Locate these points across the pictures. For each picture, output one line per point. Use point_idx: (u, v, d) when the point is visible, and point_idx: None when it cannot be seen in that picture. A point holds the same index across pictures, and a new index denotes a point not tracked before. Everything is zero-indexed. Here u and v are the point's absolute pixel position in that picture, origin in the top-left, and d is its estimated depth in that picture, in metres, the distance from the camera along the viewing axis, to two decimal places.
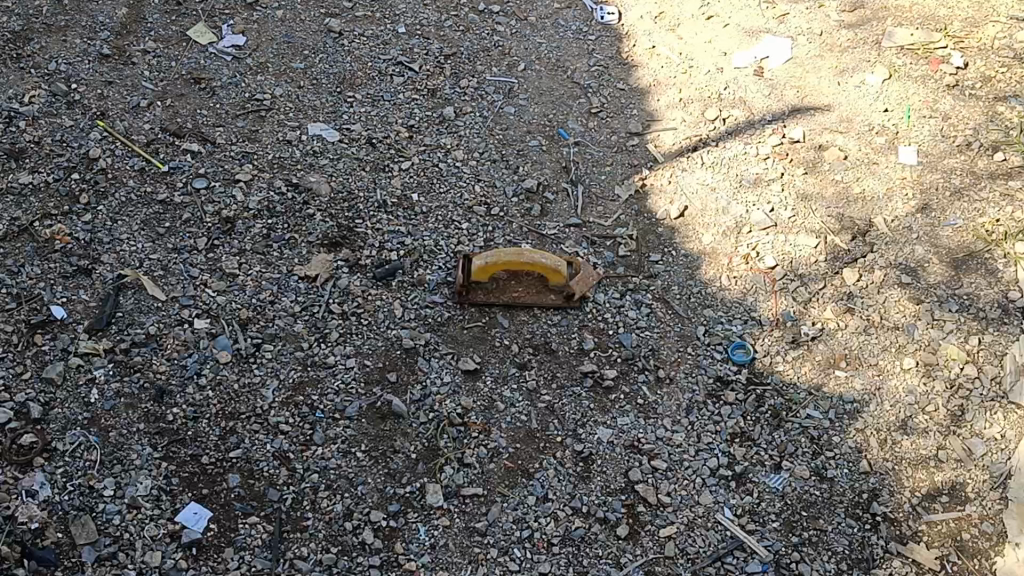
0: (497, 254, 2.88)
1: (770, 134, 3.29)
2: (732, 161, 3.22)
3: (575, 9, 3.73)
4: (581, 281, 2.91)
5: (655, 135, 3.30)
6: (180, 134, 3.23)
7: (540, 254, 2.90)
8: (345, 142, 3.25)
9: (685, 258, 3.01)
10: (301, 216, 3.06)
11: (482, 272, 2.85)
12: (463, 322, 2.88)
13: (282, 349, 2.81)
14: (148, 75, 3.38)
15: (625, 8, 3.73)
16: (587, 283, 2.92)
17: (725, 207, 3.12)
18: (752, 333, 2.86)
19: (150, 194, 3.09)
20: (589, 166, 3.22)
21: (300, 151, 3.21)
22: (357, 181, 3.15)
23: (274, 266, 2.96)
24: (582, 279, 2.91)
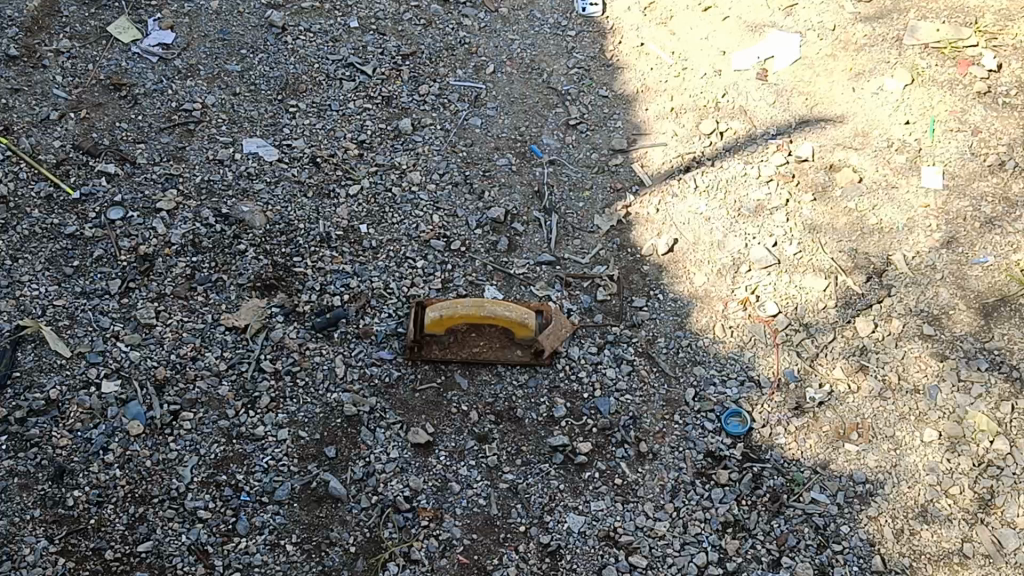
0: (453, 306, 2.47)
1: (773, 151, 2.87)
2: (730, 185, 2.81)
3: None
4: (552, 336, 2.51)
5: (641, 152, 2.88)
6: (95, 152, 2.81)
7: (504, 305, 2.49)
8: (285, 161, 2.83)
9: (674, 304, 2.62)
10: (231, 252, 2.66)
11: (436, 329, 2.45)
12: (415, 382, 2.49)
13: (203, 418, 2.43)
14: (62, 81, 2.95)
15: None
16: (558, 338, 2.52)
17: (720, 241, 2.71)
18: (749, 397, 2.47)
19: (57, 226, 2.68)
20: (565, 190, 2.80)
21: (232, 173, 2.80)
22: (297, 210, 2.74)
23: (199, 314, 2.57)
24: (553, 334, 2.52)
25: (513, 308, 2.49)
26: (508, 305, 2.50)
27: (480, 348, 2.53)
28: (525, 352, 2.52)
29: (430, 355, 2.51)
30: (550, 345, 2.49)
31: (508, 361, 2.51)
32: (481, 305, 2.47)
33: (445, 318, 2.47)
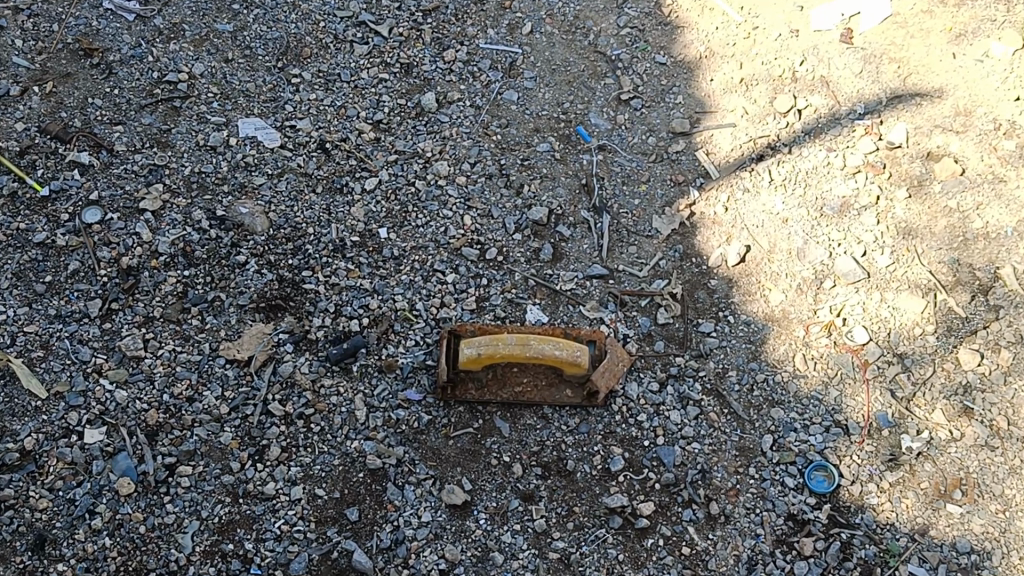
0: (493, 343, 2.10)
1: (861, 135, 2.45)
2: (811, 178, 2.40)
3: None
4: (607, 374, 2.15)
5: (705, 135, 2.49)
6: (64, 137, 2.39)
7: (551, 341, 2.11)
8: (289, 146, 2.43)
9: (747, 328, 2.25)
10: (229, 264, 2.27)
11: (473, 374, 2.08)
12: (448, 429, 2.15)
13: (204, 473, 2.09)
14: (24, 49, 2.52)
15: None
16: (614, 375, 2.16)
17: (800, 249, 2.32)
18: (835, 446, 2.14)
19: (24, 232, 2.28)
20: (617, 184, 2.41)
21: (227, 162, 2.39)
22: (305, 210, 2.34)
23: (194, 343, 2.20)
24: (608, 372, 2.15)
25: (562, 344, 2.11)
26: (556, 340, 2.12)
27: (523, 386, 2.17)
28: (576, 391, 2.17)
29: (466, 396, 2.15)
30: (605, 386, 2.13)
31: (557, 401, 2.16)
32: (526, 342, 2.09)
33: (483, 359, 2.10)
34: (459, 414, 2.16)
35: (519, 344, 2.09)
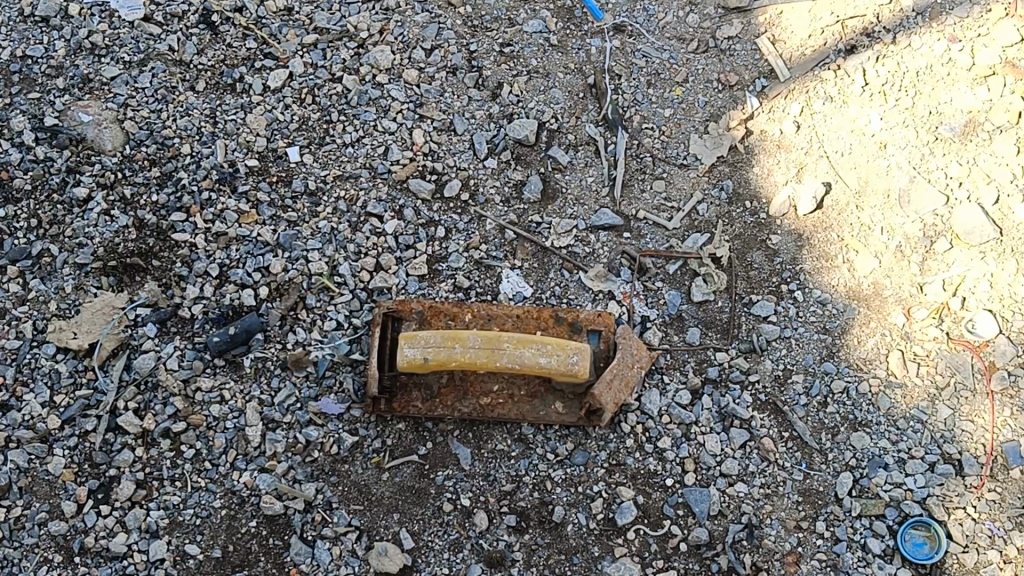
0: (445, 344, 1.38)
1: (999, 19, 1.68)
2: (922, 83, 1.64)
3: None
4: (616, 385, 1.44)
5: (771, 15, 1.74)
6: None
7: (530, 341, 1.40)
8: (156, 19, 1.69)
9: (821, 311, 1.55)
10: (65, 199, 1.55)
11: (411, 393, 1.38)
12: (382, 457, 1.47)
13: (24, 518, 1.41)
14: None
15: None
16: (626, 385, 1.45)
17: (903, 191, 1.59)
18: (943, 493, 1.45)
19: None
20: (640, 86, 1.67)
21: (65, 45, 1.66)
22: (178, 116, 1.61)
23: (12, 321, 1.50)
24: (618, 381, 1.44)
25: (547, 347, 1.39)
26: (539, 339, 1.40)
27: (492, 396, 1.47)
28: (571, 404, 1.47)
29: (407, 411, 1.46)
30: (612, 403, 1.43)
31: (541, 419, 1.47)
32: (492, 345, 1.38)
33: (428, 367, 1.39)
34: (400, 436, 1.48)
35: (481, 347, 1.39)
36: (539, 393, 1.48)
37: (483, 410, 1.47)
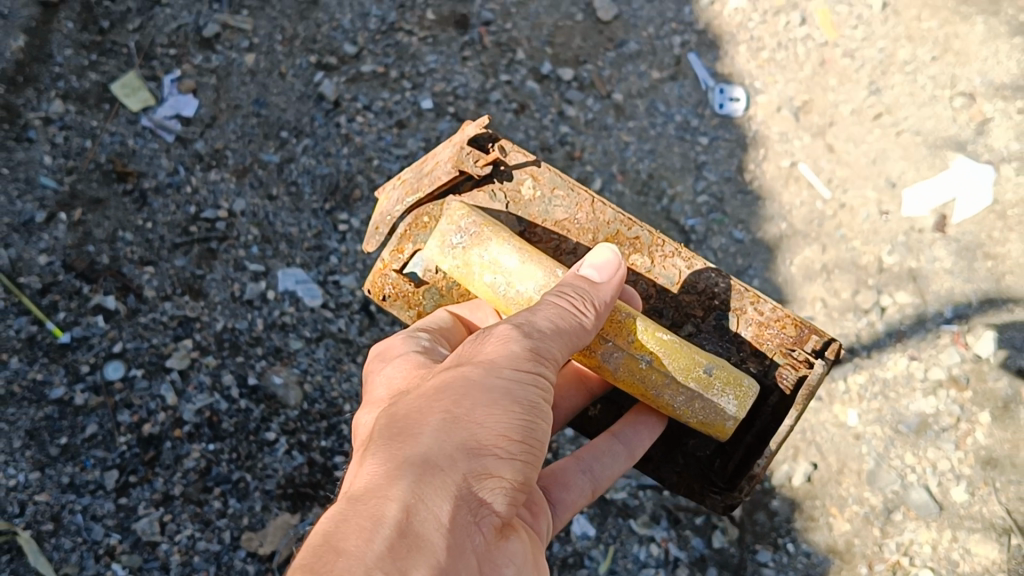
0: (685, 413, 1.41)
1: (946, 343, 2.25)
2: (889, 389, 2.24)
3: (681, 83, 2.60)
4: (415, 187, 1.58)
5: None
6: (91, 275, 2.21)
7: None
8: (331, 305, 2.28)
9: (807, 560, 2.10)
10: (258, 439, 2.12)
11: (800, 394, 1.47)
12: (722, 505, 1.55)
13: None
14: (41, 124, 2.34)
15: (760, 87, 2.61)
16: (429, 160, 1.61)
17: (871, 472, 2.15)
18: None
19: (43, 385, 2.10)
20: None
21: (262, 320, 2.24)
22: (342, 382, 2.21)
23: (215, 529, 2.03)
24: (441, 167, 1.57)
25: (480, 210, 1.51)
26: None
27: (732, 301, 1.53)
28: (509, 204, 1.59)
29: (750, 462, 1.51)
30: (453, 162, 1.55)
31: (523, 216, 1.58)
32: (474, 235, 1.44)
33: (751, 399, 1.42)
34: (693, 484, 1.57)
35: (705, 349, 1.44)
36: (691, 289, 1.54)
37: (730, 305, 1.53)
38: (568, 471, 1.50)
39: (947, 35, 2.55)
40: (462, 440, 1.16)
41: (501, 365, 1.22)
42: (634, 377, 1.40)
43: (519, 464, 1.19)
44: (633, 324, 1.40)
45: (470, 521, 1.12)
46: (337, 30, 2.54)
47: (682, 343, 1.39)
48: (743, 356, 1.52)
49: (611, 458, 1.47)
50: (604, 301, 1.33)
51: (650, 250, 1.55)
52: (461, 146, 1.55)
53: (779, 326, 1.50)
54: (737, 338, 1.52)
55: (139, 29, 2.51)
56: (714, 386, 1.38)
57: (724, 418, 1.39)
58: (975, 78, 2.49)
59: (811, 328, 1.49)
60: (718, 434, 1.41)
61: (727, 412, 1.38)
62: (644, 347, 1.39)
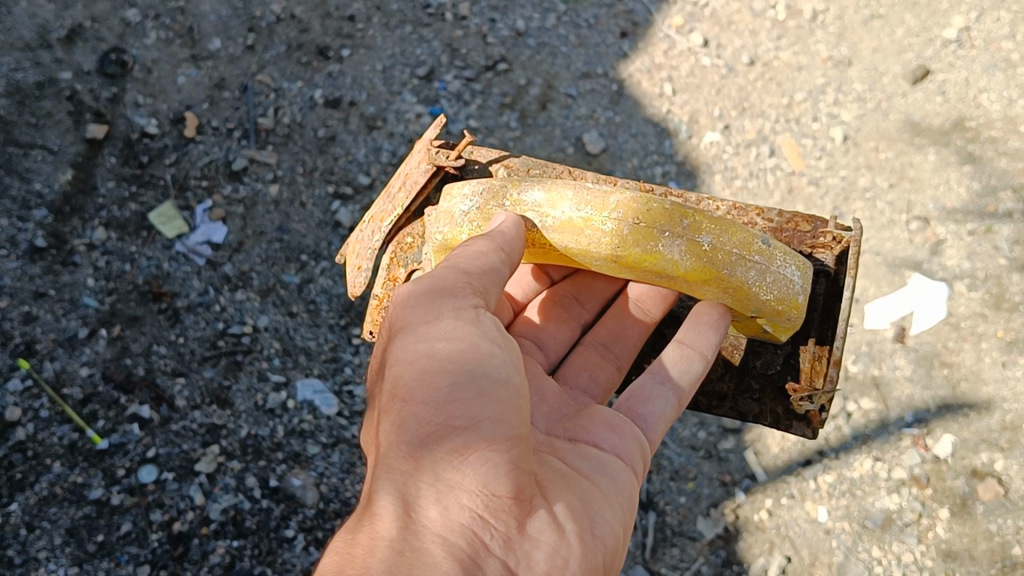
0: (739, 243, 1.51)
1: (907, 445, 2.48)
2: (856, 489, 2.45)
3: None
4: (392, 208, 1.75)
5: (755, 433, 2.59)
6: (128, 386, 2.44)
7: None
8: (345, 413, 2.53)
9: None
10: (278, 536, 2.31)
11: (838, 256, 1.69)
12: (825, 400, 1.66)
13: None
14: (85, 250, 2.60)
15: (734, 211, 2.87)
16: (400, 180, 1.78)
17: (840, 564, 2.37)
18: None
19: (82, 487, 2.30)
20: (665, 478, 2.52)
21: (283, 428, 2.46)
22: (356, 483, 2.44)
23: None
24: (414, 173, 1.74)
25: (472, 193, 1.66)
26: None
27: (740, 218, 1.72)
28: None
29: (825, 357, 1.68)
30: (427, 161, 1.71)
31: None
32: (483, 191, 1.58)
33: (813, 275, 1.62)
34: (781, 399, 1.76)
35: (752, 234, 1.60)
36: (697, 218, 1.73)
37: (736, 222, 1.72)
38: (651, 387, 1.60)
39: (902, 164, 2.83)
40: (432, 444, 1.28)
41: (444, 354, 1.35)
42: (702, 261, 1.48)
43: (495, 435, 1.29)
44: (683, 209, 1.49)
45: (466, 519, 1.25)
46: (352, 164, 2.82)
47: (731, 222, 1.52)
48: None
49: (685, 361, 1.60)
50: (511, 240, 1.49)
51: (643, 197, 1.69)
52: (430, 145, 1.71)
53: (793, 227, 1.73)
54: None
55: (174, 163, 2.78)
56: (775, 257, 1.53)
57: (795, 289, 1.55)
58: (929, 203, 2.76)
59: (820, 221, 1.72)
60: (795, 311, 1.55)
61: (796, 284, 1.55)
62: (699, 229, 1.48)
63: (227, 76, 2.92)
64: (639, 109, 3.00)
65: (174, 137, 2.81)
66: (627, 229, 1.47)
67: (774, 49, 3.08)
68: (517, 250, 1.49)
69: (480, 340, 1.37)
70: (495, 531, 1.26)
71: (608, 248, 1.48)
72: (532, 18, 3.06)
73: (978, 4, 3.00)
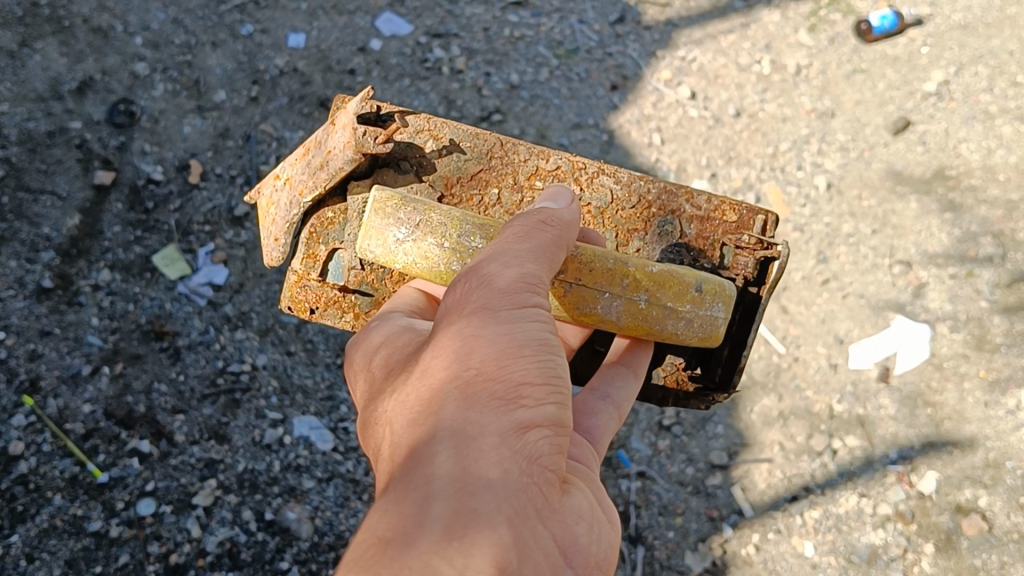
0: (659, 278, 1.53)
1: (892, 481, 2.53)
2: (842, 523, 2.51)
3: None
4: (313, 185, 1.70)
5: (743, 470, 2.63)
6: (129, 422, 2.50)
7: (537, 187, 1.75)
8: (340, 449, 2.59)
9: None
10: (273, 568, 2.37)
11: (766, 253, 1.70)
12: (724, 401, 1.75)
13: None
14: (90, 290, 2.68)
15: None
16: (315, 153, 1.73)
17: None
18: None
19: (82, 519, 2.35)
20: (653, 513, 2.58)
21: (279, 462, 2.52)
22: (350, 517, 2.49)
23: None
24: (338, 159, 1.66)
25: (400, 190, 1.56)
26: None
27: (669, 204, 1.75)
28: (418, 170, 1.75)
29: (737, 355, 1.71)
30: (353, 147, 1.64)
31: (437, 179, 1.74)
32: (419, 224, 1.49)
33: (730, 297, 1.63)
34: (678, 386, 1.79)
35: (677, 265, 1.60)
36: (626, 204, 1.75)
37: (666, 206, 1.74)
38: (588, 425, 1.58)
39: (885, 212, 2.91)
40: (490, 394, 1.19)
41: (508, 313, 1.27)
42: (635, 319, 1.52)
43: (550, 411, 1.22)
44: (625, 268, 1.52)
45: (528, 486, 1.15)
46: None
47: (668, 271, 1.53)
48: (696, 255, 1.72)
49: (620, 382, 1.62)
50: (569, 224, 1.48)
51: (575, 176, 1.76)
52: (354, 128, 1.64)
53: (719, 215, 1.74)
54: (684, 236, 1.73)
55: (179, 209, 2.88)
56: (703, 297, 1.54)
57: (717, 323, 1.56)
58: (911, 248, 2.83)
59: (748, 209, 1.74)
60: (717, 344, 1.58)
61: (720, 319, 1.55)
62: (637, 288, 1.51)
63: (231, 126, 3.03)
64: (629, 159, 3.10)
65: (178, 184, 2.91)
66: (568, 291, 1.51)
67: (760, 101, 3.18)
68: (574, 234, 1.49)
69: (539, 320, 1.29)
70: (545, 502, 1.18)
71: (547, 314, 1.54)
72: (525, 72, 3.18)
73: (956, 59, 3.12)
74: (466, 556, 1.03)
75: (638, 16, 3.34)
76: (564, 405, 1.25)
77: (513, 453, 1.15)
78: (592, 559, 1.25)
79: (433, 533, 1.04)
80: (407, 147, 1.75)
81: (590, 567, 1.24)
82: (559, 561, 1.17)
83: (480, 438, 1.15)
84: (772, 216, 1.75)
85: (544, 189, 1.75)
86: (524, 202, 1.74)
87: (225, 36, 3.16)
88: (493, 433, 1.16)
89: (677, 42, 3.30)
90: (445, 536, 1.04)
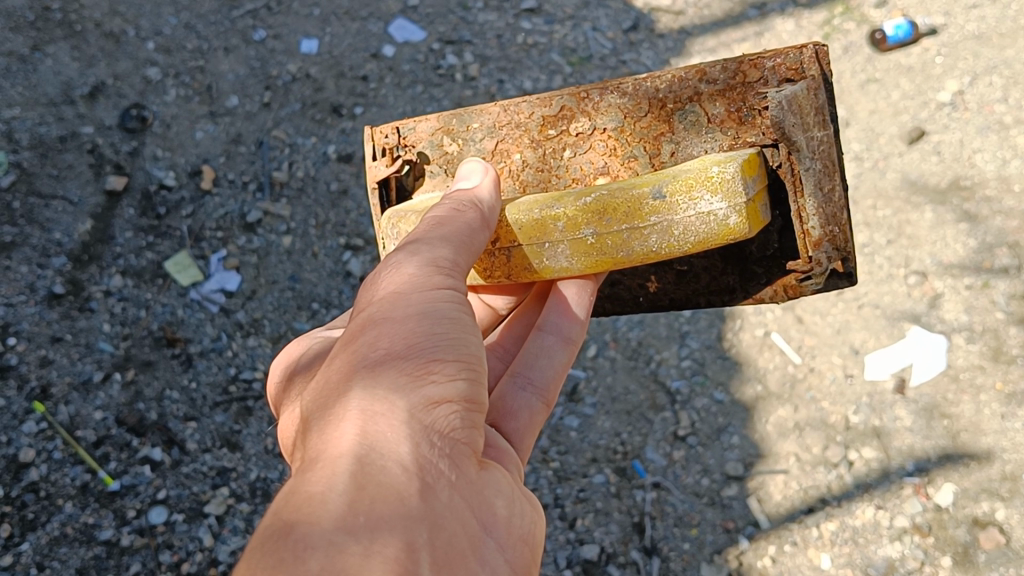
0: (603, 211, 1.44)
1: (909, 494, 2.51)
2: (858, 536, 2.49)
3: None
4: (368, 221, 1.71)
5: (758, 482, 2.61)
6: (140, 429, 2.48)
7: (552, 136, 1.65)
8: None
9: None
10: None
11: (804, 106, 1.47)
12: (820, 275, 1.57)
13: None
14: (102, 296, 2.66)
15: None
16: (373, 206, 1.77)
17: None
18: None
19: (92, 527, 2.34)
20: (669, 524, 2.56)
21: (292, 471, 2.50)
22: None
23: None
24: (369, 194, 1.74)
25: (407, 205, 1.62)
26: (583, 170, 1.64)
27: (683, 93, 1.56)
28: (447, 166, 1.70)
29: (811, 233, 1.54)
30: (370, 179, 1.72)
31: (464, 166, 1.69)
32: (397, 234, 1.55)
33: (750, 173, 1.41)
34: (784, 275, 1.63)
35: (659, 173, 1.47)
36: (641, 113, 1.59)
37: (682, 99, 1.56)
38: (516, 396, 1.58)
39: (900, 221, 2.89)
40: (396, 375, 1.19)
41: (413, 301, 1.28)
42: (593, 254, 1.47)
43: (463, 387, 1.23)
44: (552, 213, 1.46)
45: (437, 461, 1.17)
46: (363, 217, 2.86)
47: (609, 194, 1.44)
48: (734, 134, 1.52)
49: (549, 351, 1.64)
50: (488, 207, 1.47)
51: (581, 110, 1.63)
52: (369, 165, 1.72)
53: (740, 80, 1.51)
54: (713, 119, 1.54)
55: (191, 215, 2.86)
56: (666, 206, 1.41)
57: (720, 216, 1.39)
58: (926, 258, 2.81)
59: (768, 60, 1.50)
60: (734, 235, 1.40)
61: (717, 213, 1.39)
62: (576, 226, 1.45)
63: (244, 131, 3.01)
64: None
65: (191, 190, 2.89)
66: (512, 254, 1.51)
67: None
68: (493, 217, 1.47)
69: (445, 301, 1.31)
70: (461, 476, 1.20)
71: (502, 271, 1.54)
72: (538, 79, 3.15)
73: (970, 69, 3.10)
74: (370, 530, 1.05)
75: (651, 24, 3.34)
76: (473, 381, 1.26)
77: (423, 429, 1.17)
78: (512, 534, 1.26)
79: (339, 510, 1.06)
80: (429, 152, 1.71)
81: (511, 537, 1.25)
82: (474, 531, 1.18)
83: (385, 417, 1.16)
84: (807, 48, 1.48)
85: (560, 135, 1.64)
86: (548, 156, 1.65)
87: (237, 41, 3.15)
88: (398, 411, 1.16)
89: (691, 50, 3.29)
90: (350, 512, 1.06)
